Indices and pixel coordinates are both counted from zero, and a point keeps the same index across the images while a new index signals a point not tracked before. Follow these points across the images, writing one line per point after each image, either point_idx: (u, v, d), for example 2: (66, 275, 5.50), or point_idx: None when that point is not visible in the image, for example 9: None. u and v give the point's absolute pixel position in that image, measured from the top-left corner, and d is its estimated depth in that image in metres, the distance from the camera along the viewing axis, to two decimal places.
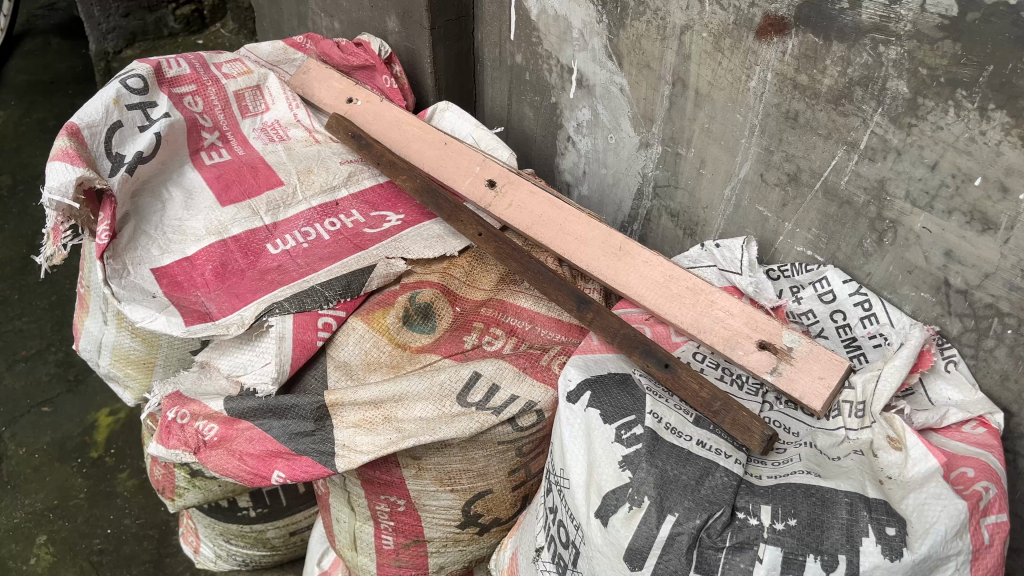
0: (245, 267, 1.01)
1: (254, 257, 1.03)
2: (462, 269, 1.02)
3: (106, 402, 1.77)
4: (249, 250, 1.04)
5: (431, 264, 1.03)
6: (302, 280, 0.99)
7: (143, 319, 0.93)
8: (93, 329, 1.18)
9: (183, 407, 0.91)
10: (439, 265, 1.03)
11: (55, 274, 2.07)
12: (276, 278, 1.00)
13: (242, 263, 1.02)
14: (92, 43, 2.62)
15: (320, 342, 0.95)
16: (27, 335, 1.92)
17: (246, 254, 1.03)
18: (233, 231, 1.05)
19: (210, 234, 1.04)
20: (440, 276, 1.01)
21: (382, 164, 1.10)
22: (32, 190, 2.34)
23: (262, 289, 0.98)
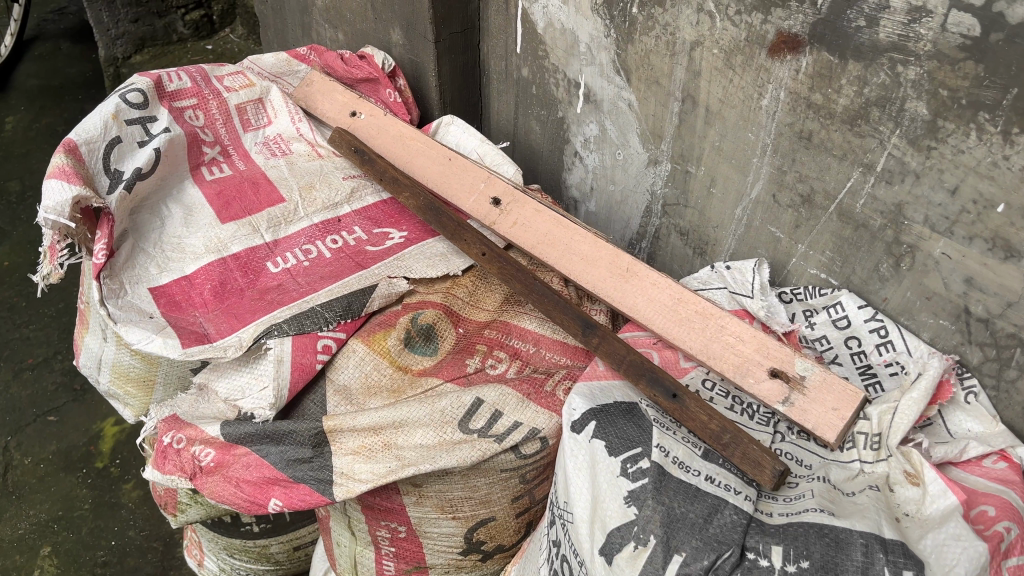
0: (244, 286, 0.99)
1: (254, 276, 1.01)
2: (465, 289, 1.00)
3: (112, 411, 1.76)
4: (248, 269, 1.01)
5: (434, 283, 1.01)
6: (302, 300, 0.96)
7: (140, 341, 0.91)
8: (93, 346, 1.16)
9: (180, 432, 0.89)
10: (443, 285, 1.01)
11: (62, 281, 2.06)
12: (276, 298, 0.98)
13: (241, 282, 1.00)
14: (101, 49, 2.62)
15: (320, 364, 0.92)
16: (34, 343, 1.91)
17: (246, 272, 1.01)
18: (233, 249, 1.03)
19: (210, 252, 1.02)
20: (443, 296, 0.99)
21: (386, 181, 1.07)
22: (40, 196, 2.33)
23: (261, 309, 0.96)
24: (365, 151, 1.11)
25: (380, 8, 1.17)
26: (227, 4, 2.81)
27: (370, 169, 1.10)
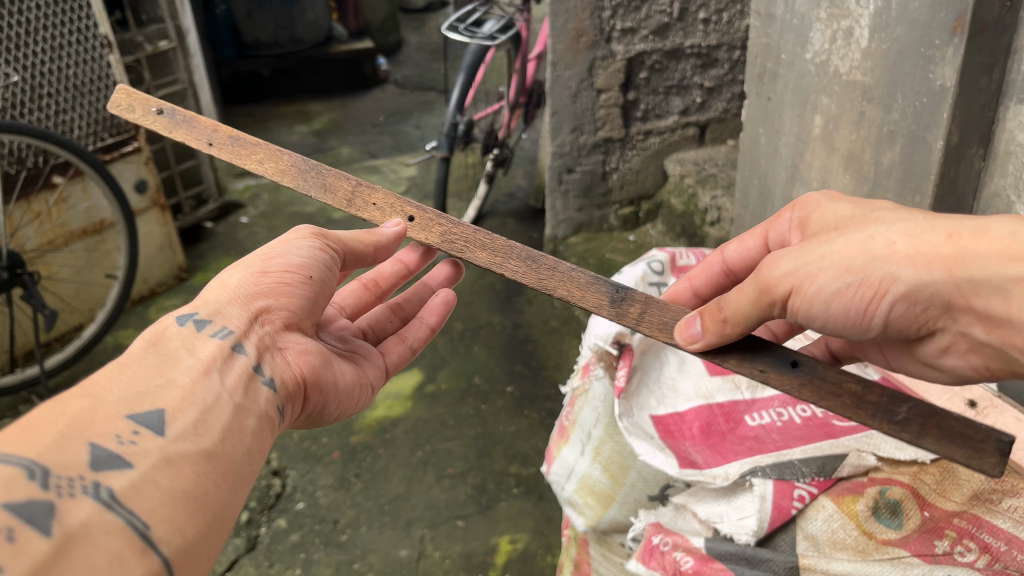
0: (726, 430, 1.32)
1: (734, 424, 1.33)
2: (934, 476, 1.16)
3: (508, 531, 2.30)
4: (730, 417, 1.34)
5: (903, 464, 1.18)
6: (779, 452, 1.23)
7: (647, 454, 1.26)
8: (568, 457, 1.45)
9: (665, 534, 1.18)
10: (909, 467, 1.17)
11: (485, 412, 2.73)
12: (754, 444, 1.27)
13: (724, 426, 1.32)
14: (549, 229, 3.30)
15: (793, 509, 1.15)
16: (454, 456, 2.57)
17: (728, 420, 1.34)
18: (719, 398, 1.37)
19: (700, 397, 1.37)
20: (912, 477, 1.16)
21: (419, 219, 1.35)
22: (474, 339, 3.11)
23: (742, 451, 1.25)
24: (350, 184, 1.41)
25: None
26: (655, 205, 3.33)
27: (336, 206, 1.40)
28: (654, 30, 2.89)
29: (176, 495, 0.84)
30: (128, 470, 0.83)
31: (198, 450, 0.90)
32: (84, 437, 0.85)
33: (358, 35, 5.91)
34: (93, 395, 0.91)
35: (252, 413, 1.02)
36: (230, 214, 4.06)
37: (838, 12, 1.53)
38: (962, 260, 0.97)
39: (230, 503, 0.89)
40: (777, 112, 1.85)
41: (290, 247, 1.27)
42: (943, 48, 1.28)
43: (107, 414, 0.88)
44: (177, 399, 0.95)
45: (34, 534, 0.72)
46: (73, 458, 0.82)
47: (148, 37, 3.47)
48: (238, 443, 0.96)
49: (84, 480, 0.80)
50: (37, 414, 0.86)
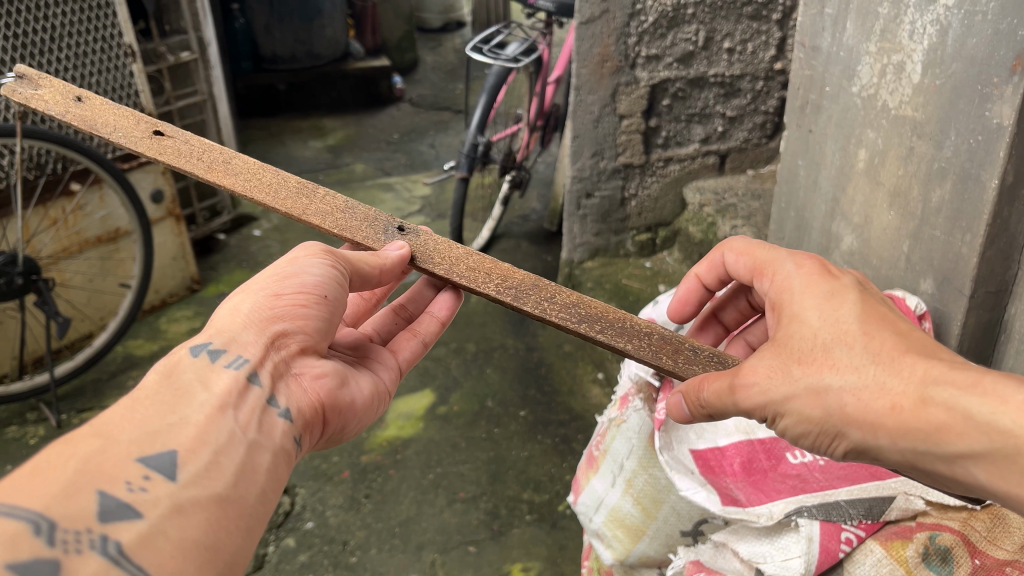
0: (768, 467, 1.32)
1: (776, 461, 1.33)
2: (984, 524, 1.16)
3: (520, 558, 2.27)
4: (772, 454, 1.34)
5: (950, 510, 1.18)
6: (825, 492, 1.23)
7: (689, 490, 1.25)
8: (597, 488, 1.43)
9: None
10: (960, 512, 1.17)
11: (497, 435, 2.70)
12: (799, 483, 1.27)
13: (766, 463, 1.32)
14: (565, 254, 3.28)
15: (841, 552, 1.16)
16: (466, 479, 2.53)
17: (769, 456, 1.33)
18: (760, 433, 1.36)
19: (741, 432, 1.37)
20: (961, 524, 1.16)
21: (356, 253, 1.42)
22: (487, 360, 3.09)
23: (787, 490, 1.25)
24: (314, 191, 1.51)
25: (917, 264, 1.62)
26: (671, 232, 3.31)
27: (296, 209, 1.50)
28: (679, 58, 2.88)
29: (187, 546, 0.83)
30: (138, 520, 0.82)
31: (207, 494, 0.89)
32: (93, 484, 0.83)
33: (375, 53, 5.91)
34: (105, 434, 0.89)
35: (267, 449, 1.00)
36: (244, 227, 4.04)
37: (889, 46, 1.58)
38: (903, 431, 0.99)
39: (239, 550, 0.88)
40: (818, 144, 1.88)
41: (302, 266, 1.21)
42: (1001, 86, 1.33)
43: (117, 458, 0.87)
44: (191, 439, 0.93)
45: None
46: (82, 506, 0.80)
47: (171, 48, 3.47)
48: (250, 484, 0.94)
49: (91, 533, 0.78)
50: (46, 456, 0.84)
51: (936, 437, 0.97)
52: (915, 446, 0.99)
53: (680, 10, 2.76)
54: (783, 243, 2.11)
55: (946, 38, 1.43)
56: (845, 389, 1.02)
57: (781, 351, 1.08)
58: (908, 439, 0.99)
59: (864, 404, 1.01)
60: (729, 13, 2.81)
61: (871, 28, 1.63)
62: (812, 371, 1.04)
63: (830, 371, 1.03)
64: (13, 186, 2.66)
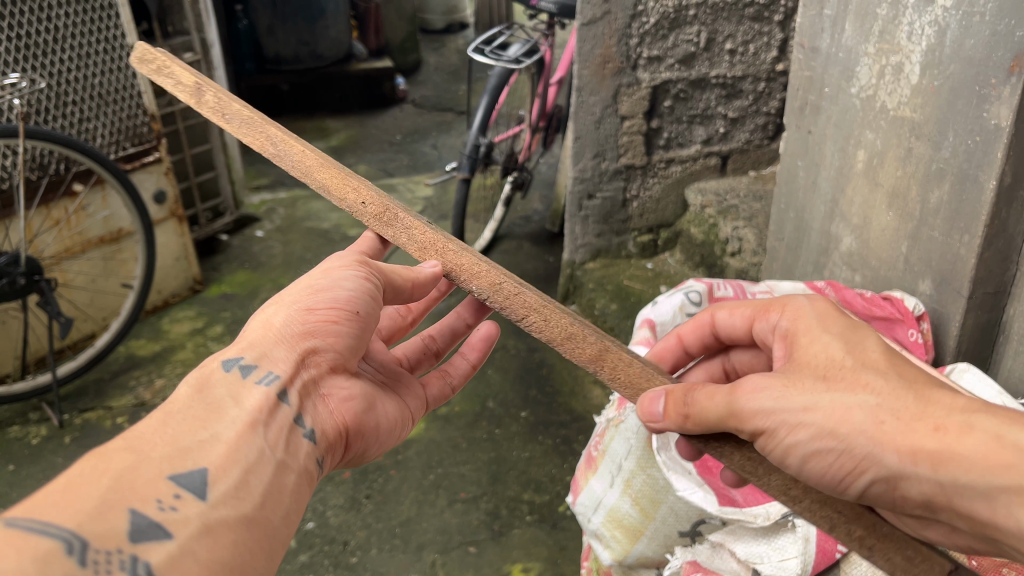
0: None
1: None
2: None
3: (520, 558, 2.27)
4: None
5: None
6: None
7: (687, 490, 1.25)
8: (596, 488, 1.44)
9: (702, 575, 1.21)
10: None
11: (498, 435, 2.70)
12: None
13: None
14: (567, 255, 3.28)
15: (838, 553, 1.17)
16: (467, 480, 2.53)
17: None
18: None
19: None
20: None
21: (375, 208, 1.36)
22: (488, 360, 3.09)
23: None
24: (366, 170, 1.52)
25: (915, 265, 1.62)
26: (673, 233, 3.31)
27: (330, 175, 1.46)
28: (680, 59, 2.88)
29: (214, 567, 0.84)
30: (168, 541, 0.82)
31: (235, 514, 0.90)
32: (125, 502, 0.83)
33: (378, 54, 5.92)
34: (136, 449, 0.89)
35: (292, 470, 1.01)
36: (246, 228, 4.05)
37: (888, 47, 1.58)
38: (942, 458, 0.97)
39: (263, 573, 0.88)
40: (817, 145, 1.88)
41: (336, 279, 1.19)
42: (999, 87, 1.33)
43: (150, 475, 0.87)
44: (220, 458, 0.94)
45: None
46: (113, 521, 0.80)
47: (173, 49, 3.49)
48: (276, 505, 0.95)
49: (123, 552, 0.78)
50: (80, 470, 0.84)
51: (976, 461, 0.95)
52: (951, 475, 0.97)
53: (681, 11, 2.76)
54: (782, 244, 2.11)
55: (944, 39, 1.43)
56: (876, 408, 1.01)
57: (803, 371, 1.07)
58: (944, 465, 0.97)
59: (898, 424, 1.00)
60: (731, 14, 2.82)
61: (869, 30, 1.63)
62: (839, 386, 1.03)
63: (861, 390, 1.02)
64: (15, 186, 2.66)
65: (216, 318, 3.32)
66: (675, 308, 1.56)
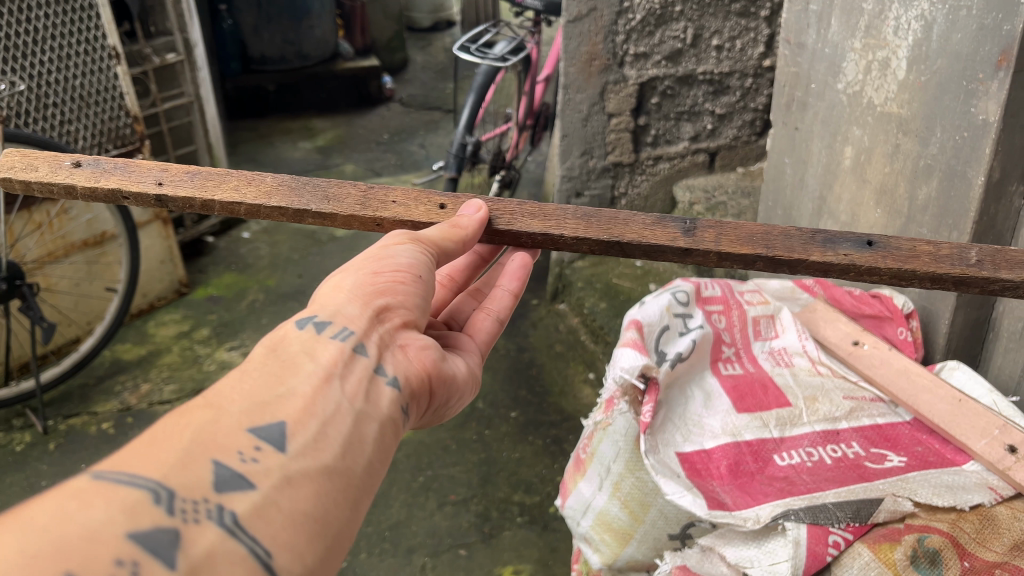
0: (755, 469, 1.32)
1: (763, 463, 1.33)
2: (972, 525, 1.18)
3: (511, 561, 2.25)
4: (758, 456, 1.34)
5: (936, 511, 1.20)
6: (812, 495, 1.23)
7: (675, 493, 1.24)
8: (584, 491, 1.42)
9: None
10: (946, 513, 1.19)
11: (487, 436, 2.69)
12: (787, 485, 1.27)
13: (753, 465, 1.32)
14: (556, 253, 3.26)
15: (828, 555, 1.14)
16: (456, 482, 2.51)
17: (756, 458, 1.34)
18: (746, 435, 1.38)
19: (727, 433, 1.38)
20: (949, 525, 1.17)
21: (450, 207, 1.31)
22: None
23: (775, 493, 1.25)
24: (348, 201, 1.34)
25: None
26: None
27: (347, 214, 1.31)
28: (667, 56, 2.87)
29: (299, 519, 0.74)
30: (250, 492, 0.73)
31: (318, 467, 0.80)
32: (206, 454, 0.75)
33: (364, 53, 5.88)
34: (214, 405, 0.81)
35: (374, 421, 0.90)
36: (232, 229, 4.01)
37: (874, 43, 1.57)
38: None
39: (349, 525, 0.78)
40: (804, 142, 1.87)
41: (392, 251, 1.11)
42: (987, 82, 1.31)
43: (225, 430, 0.78)
44: (299, 410, 0.84)
45: (161, 567, 0.64)
46: (195, 475, 0.72)
47: (156, 49, 3.45)
48: (359, 455, 0.84)
49: (207, 502, 0.71)
50: (159, 426, 0.77)
51: None
52: None
53: (668, 7, 2.74)
54: None
55: (931, 34, 1.42)
56: None
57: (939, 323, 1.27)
58: None
59: None
60: (718, 11, 2.80)
61: (855, 25, 1.62)
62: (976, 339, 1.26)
63: None
64: None
65: (202, 321, 3.28)
66: (663, 305, 1.52)
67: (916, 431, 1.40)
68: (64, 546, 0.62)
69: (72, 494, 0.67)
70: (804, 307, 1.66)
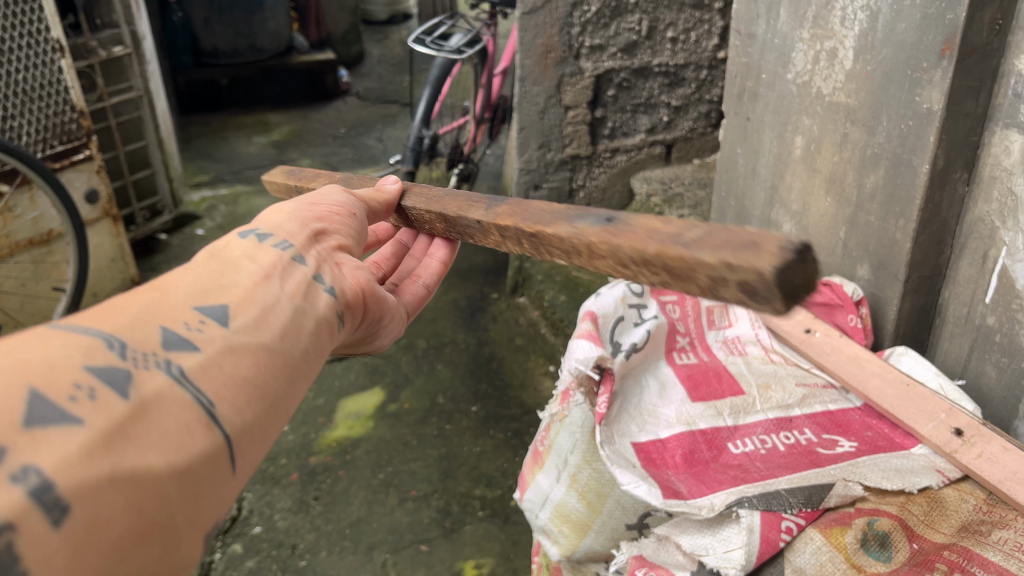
0: (709, 458, 1.33)
1: (717, 451, 1.34)
2: (920, 507, 1.21)
3: (472, 555, 2.24)
4: (712, 444, 1.35)
5: (886, 495, 1.22)
6: (765, 482, 1.24)
7: (631, 483, 1.25)
8: (542, 484, 1.41)
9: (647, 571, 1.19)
10: (896, 496, 1.22)
11: (448, 431, 2.67)
12: (740, 472, 1.28)
13: (707, 454, 1.33)
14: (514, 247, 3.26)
15: (781, 542, 1.16)
16: (417, 478, 2.50)
17: (710, 447, 1.35)
18: (700, 424, 1.39)
19: (682, 422, 1.39)
20: (898, 508, 1.20)
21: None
22: (438, 354, 3.06)
23: (729, 480, 1.25)
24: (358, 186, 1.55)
25: (854, 251, 1.63)
26: None
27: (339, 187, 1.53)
28: (623, 48, 2.87)
29: (239, 383, 0.78)
30: (197, 353, 0.77)
31: (260, 343, 0.83)
32: (155, 322, 0.78)
33: (319, 46, 5.81)
34: (161, 289, 0.84)
35: (314, 315, 0.93)
36: (186, 226, 3.94)
37: (822, 32, 1.58)
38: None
39: (285, 397, 0.82)
40: (755, 132, 1.88)
41: (325, 193, 1.19)
42: (930, 71, 1.34)
43: (172, 306, 0.82)
44: (242, 296, 0.87)
45: (114, 397, 0.67)
46: (145, 336, 0.76)
47: (102, 42, 3.37)
48: (297, 341, 0.88)
49: (156, 356, 0.74)
50: (109, 301, 0.80)
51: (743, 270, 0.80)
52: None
53: None
54: (724, 232, 2.11)
55: (876, 24, 1.44)
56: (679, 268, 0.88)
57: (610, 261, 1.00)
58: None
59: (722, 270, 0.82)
60: (672, 2, 2.81)
61: (804, 14, 1.63)
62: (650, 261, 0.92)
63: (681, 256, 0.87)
64: None
65: None
66: (618, 296, 1.53)
67: (867, 416, 1.42)
68: (21, 369, 0.65)
69: (27, 338, 0.69)
70: None
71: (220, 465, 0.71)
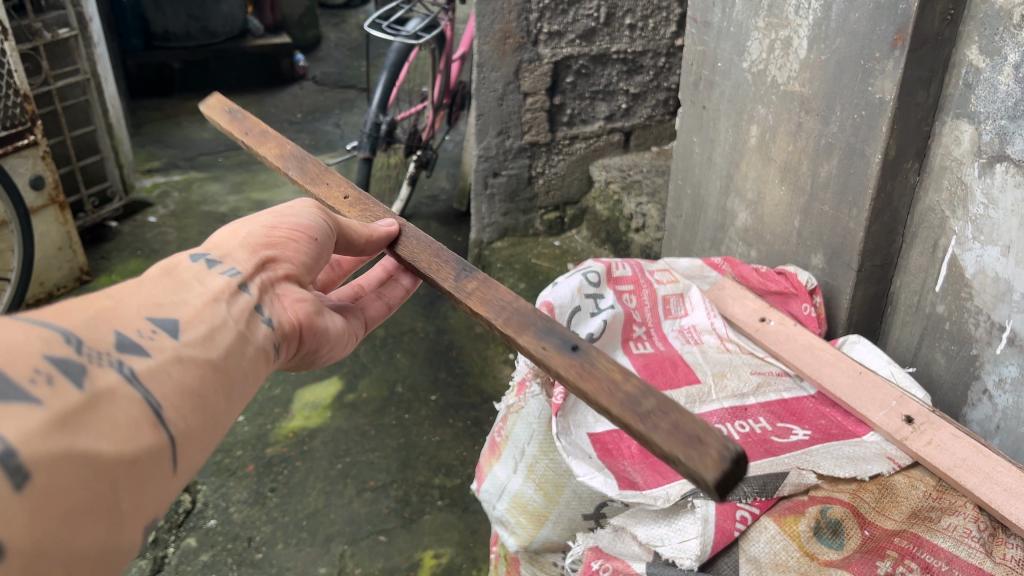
0: None
1: None
2: (872, 494, 1.22)
3: (431, 546, 2.23)
4: None
5: (839, 482, 1.23)
6: None
7: (586, 474, 1.24)
8: (499, 475, 1.41)
9: (604, 560, 1.17)
10: (848, 484, 1.23)
11: (406, 420, 2.66)
12: None
13: None
14: (473, 234, 3.23)
15: (736, 531, 1.16)
16: (376, 468, 2.48)
17: None
18: None
19: None
20: (850, 496, 1.21)
21: (353, 199, 1.47)
22: (396, 343, 3.03)
23: None
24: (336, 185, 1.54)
25: (807, 240, 1.65)
26: (579, 210, 3.27)
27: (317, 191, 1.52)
28: (581, 35, 2.86)
29: (185, 393, 0.77)
30: (147, 358, 0.75)
31: (207, 358, 0.82)
32: (109, 324, 0.77)
33: (274, 30, 5.70)
34: (113, 295, 0.82)
35: (254, 344, 0.90)
36: (137, 214, 3.85)
37: (777, 21, 1.58)
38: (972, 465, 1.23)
39: (225, 413, 0.81)
40: (711, 121, 1.89)
41: (291, 211, 1.11)
42: (883, 61, 1.35)
43: (125, 311, 0.80)
44: (192, 313, 0.85)
45: (70, 384, 0.67)
46: (98, 336, 0.74)
47: (46, 24, 3.26)
48: (241, 363, 0.86)
49: (110, 356, 0.73)
50: (63, 302, 0.78)
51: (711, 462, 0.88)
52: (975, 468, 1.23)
53: None
54: (680, 221, 2.11)
55: (830, 13, 1.44)
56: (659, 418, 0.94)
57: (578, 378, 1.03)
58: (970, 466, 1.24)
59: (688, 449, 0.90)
60: None
61: (759, 3, 1.63)
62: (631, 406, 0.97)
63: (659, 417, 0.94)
64: None
65: None
66: (574, 288, 1.52)
67: (820, 404, 1.43)
68: None
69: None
70: (712, 285, 1.68)
71: (161, 464, 0.71)
